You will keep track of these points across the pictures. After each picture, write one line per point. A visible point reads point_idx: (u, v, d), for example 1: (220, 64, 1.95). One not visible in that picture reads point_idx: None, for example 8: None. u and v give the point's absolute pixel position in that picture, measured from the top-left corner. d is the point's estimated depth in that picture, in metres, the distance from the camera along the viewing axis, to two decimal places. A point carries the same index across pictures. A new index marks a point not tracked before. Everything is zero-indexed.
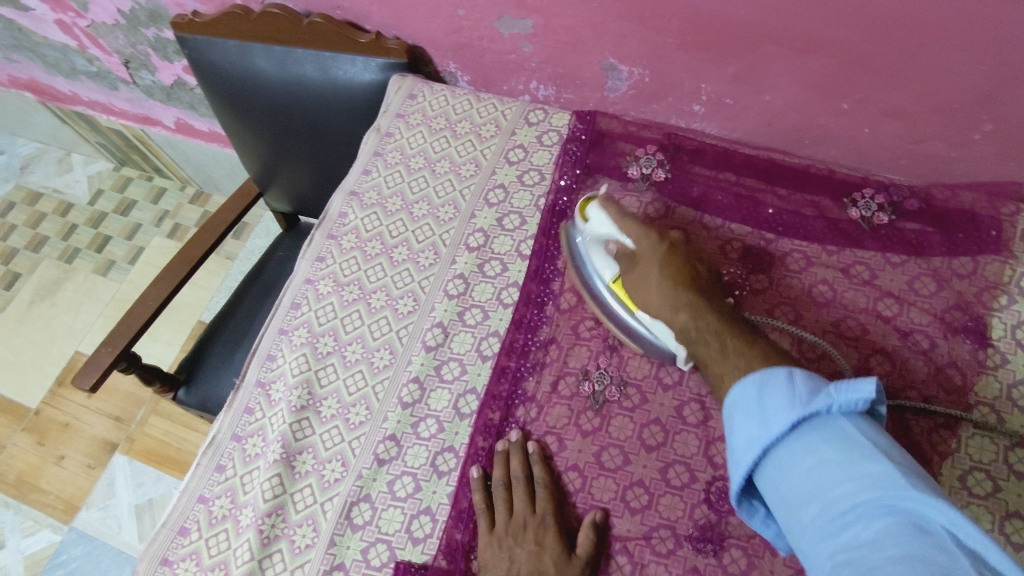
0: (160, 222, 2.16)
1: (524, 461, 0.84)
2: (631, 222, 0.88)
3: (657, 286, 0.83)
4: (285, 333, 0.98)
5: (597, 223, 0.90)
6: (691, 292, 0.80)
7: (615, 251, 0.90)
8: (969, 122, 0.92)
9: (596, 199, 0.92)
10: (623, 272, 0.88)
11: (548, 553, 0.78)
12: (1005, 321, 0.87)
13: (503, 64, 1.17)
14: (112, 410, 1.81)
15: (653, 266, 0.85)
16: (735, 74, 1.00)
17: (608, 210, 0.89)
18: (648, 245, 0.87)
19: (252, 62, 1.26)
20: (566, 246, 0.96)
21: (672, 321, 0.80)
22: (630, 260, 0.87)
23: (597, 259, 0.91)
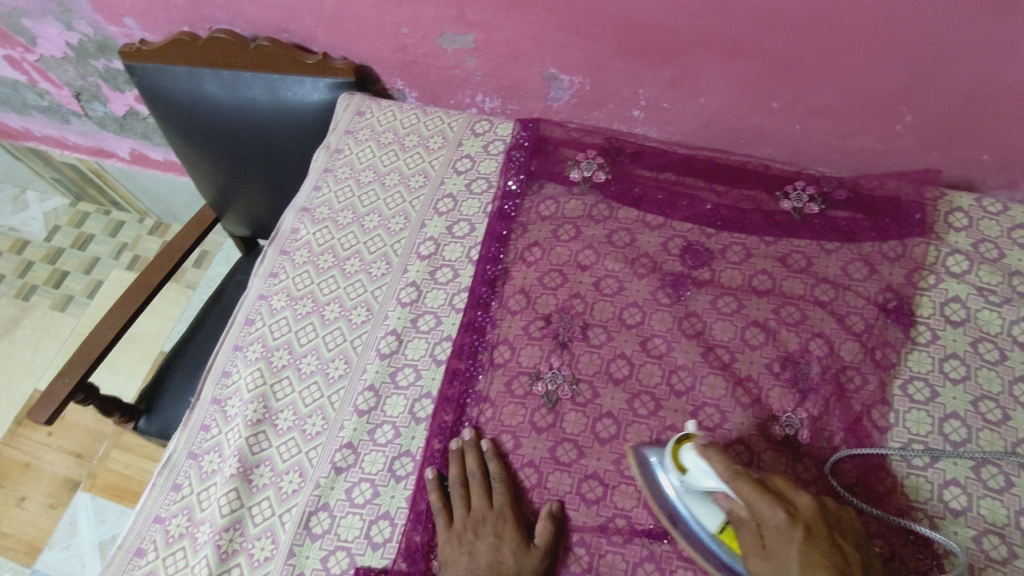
0: (119, 255, 2.14)
1: (479, 458, 0.86)
2: (761, 499, 0.69)
3: (801, 565, 0.65)
4: (240, 349, 0.99)
5: (696, 475, 0.74)
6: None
7: (726, 506, 0.73)
8: (889, 115, 0.97)
9: (693, 445, 0.76)
10: (755, 566, 0.69)
11: (507, 544, 0.80)
12: (934, 299, 0.91)
13: (449, 79, 1.20)
14: (73, 446, 1.77)
15: (800, 574, 0.65)
16: (670, 78, 1.04)
17: (714, 461, 0.73)
18: (778, 530, 0.68)
19: (202, 87, 1.27)
20: (636, 467, 0.82)
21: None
22: (756, 538, 0.69)
23: (691, 500, 0.76)
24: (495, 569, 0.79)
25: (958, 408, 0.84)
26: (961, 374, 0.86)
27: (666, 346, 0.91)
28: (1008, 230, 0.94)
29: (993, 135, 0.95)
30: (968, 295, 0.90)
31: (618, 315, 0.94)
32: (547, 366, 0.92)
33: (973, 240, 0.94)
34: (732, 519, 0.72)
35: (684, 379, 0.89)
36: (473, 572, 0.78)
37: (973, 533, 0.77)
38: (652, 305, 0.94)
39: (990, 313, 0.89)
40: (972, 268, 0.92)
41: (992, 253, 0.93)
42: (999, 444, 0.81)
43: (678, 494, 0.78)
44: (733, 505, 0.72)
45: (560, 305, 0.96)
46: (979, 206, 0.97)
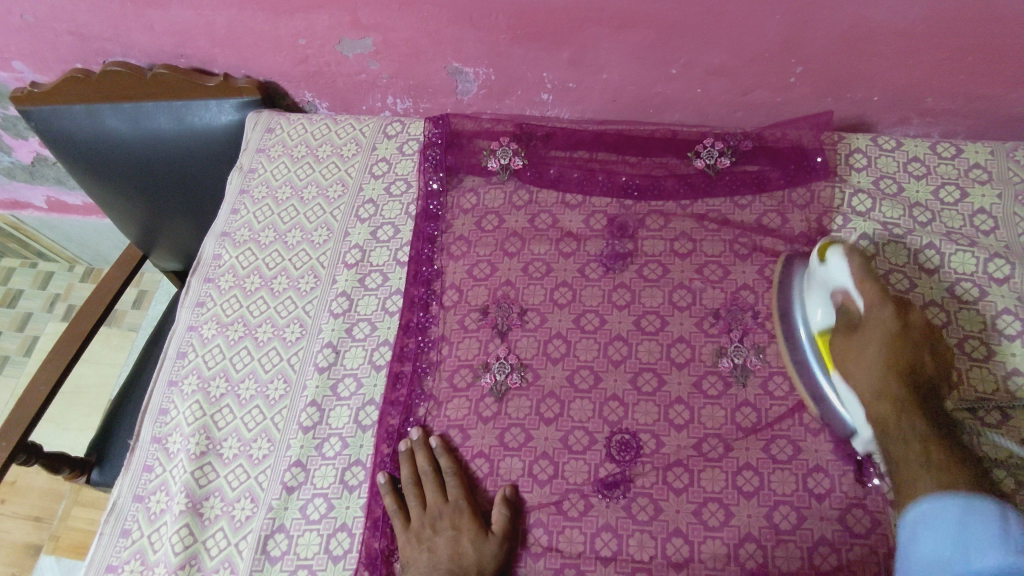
0: (52, 307, 2.07)
1: (429, 455, 0.87)
2: (870, 282, 0.80)
3: (872, 344, 0.79)
4: (175, 384, 0.97)
5: (835, 269, 0.83)
6: (917, 365, 0.77)
7: (840, 301, 0.83)
8: (781, 68, 1.00)
9: (837, 245, 0.84)
10: (839, 341, 0.82)
11: (466, 534, 0.81)
12: (845, 239, 0.95)
13: (356, 85, 1.19)
14: (30, 510, 1.71)
15: (879, 394, 0.77)
16: (570, 58, 1.05)
17: (852, 260, 0.81)
18: (874, 310, 0.79)
19: (104, 123, 1.23)
20: (780, 275, 0.92)
21: (867, 317, 0.80)
22: (848, 327, 0.82)
23: (811, 300, 0.87)
24: (456, 560, 0.80)
25: None
26: None
27: (599, 319, 0.93)
28: (903, 164, 0.99)
29: (878, 75, 0.99)
30: (874, 231, 0.94)
31: (550, 297, 0.96)
32: (494, 357, 0.92)
33: (872, 178, 0.99)
34: (837, 322, 0.84)
35: (620, 350, 0.91)
36: (434, 567, 0.79)
37: None
38: (582, 282, 0.96)
39: (897, 245, 0.93)
40: (875, 205, 0.96)
41: (891, 188, 0.98)
42: None
43: (805, 311, 0.88)
44: (848, 303, 0.82)
45: (493, 294, 0.96)
46: (875, 145, 1.01)
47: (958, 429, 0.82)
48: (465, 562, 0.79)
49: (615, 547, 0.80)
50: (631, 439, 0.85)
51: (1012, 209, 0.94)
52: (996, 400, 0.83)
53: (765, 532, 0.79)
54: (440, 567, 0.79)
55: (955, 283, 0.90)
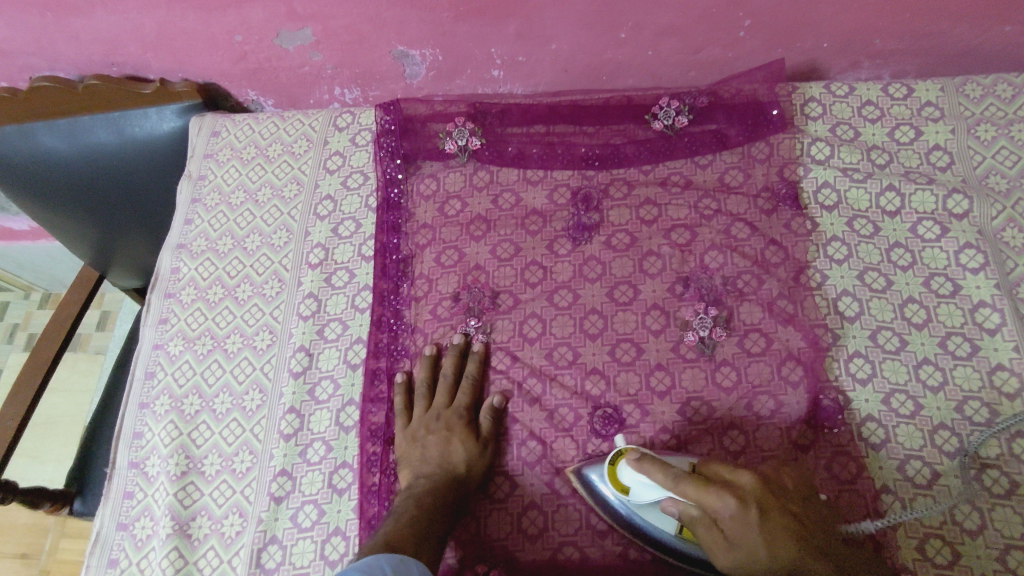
0: (11, 338, 2.00)
1: (454, 359, 0.90)
2: (702, 493, 0.68)
3: (764, 542, 0.67)
4: (147, 406, 0.94)
5: (641, 490, 0.75)
6: (794, 528, 0.68)
7: (676, 513, 0.73)
8: (729, 22, 0.99)
9: (629, 460, 0.75)
10: (722, 558, 0.69)
11: (457, 436, 0.84)
12: (807, 189, 0.95)
13: (300, 78, 1.15)
14: (16, 548, 1.66)
15: (725, 504, 0.67)
16: (517, 31, 1.03)
17: (653, 475, 0.72)
18: (736, 519, 0.67)
19: (40, 143, 1.17)
20: (584, 490, 0.81)
21: (727, 524, 0.68)
22: (699, 519, 0.70)
23: (648, 518, 0.76)
24: (446, 458, 0.82)
25: (848, 285, 0.89)
26: (844, 254, 0.91)
27: (572, 295, 0.92)
28: (858, 109, 0.99)
29: (826, 21, 0.99)
30: (835, 178, 0.95)
31: (521, 277, 0.94)
32: (463, 326, 0.92)
33: (829, 126, 0.99)
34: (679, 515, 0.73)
35: (596, 323, 0.90)
36: (425, 462, 0.83)
37: (883, 397, 0.82)
38: (552, 259, 0.95)
39: (858, 190, 0.94)
40: (834, 152, 0.96)
41: (848, 134, 0.98)
42: (890, 309, 0.87)
43: (618, 499, 0.78)
44: (682, 506, 0.72)
45: (464, 281, 0.95)
46: (829, 92, 1.01)
47: (931, 365, 0.83)
48: (453, 460, 0.82)
49: (610, 518, 0.81)
50: (616, 410, 0.85)
51: (965, 143, 0.95)
52: (965, 332, 0.84)
53: None
54: (429, 462, 0.83)
55: (917, 223, 0.91)
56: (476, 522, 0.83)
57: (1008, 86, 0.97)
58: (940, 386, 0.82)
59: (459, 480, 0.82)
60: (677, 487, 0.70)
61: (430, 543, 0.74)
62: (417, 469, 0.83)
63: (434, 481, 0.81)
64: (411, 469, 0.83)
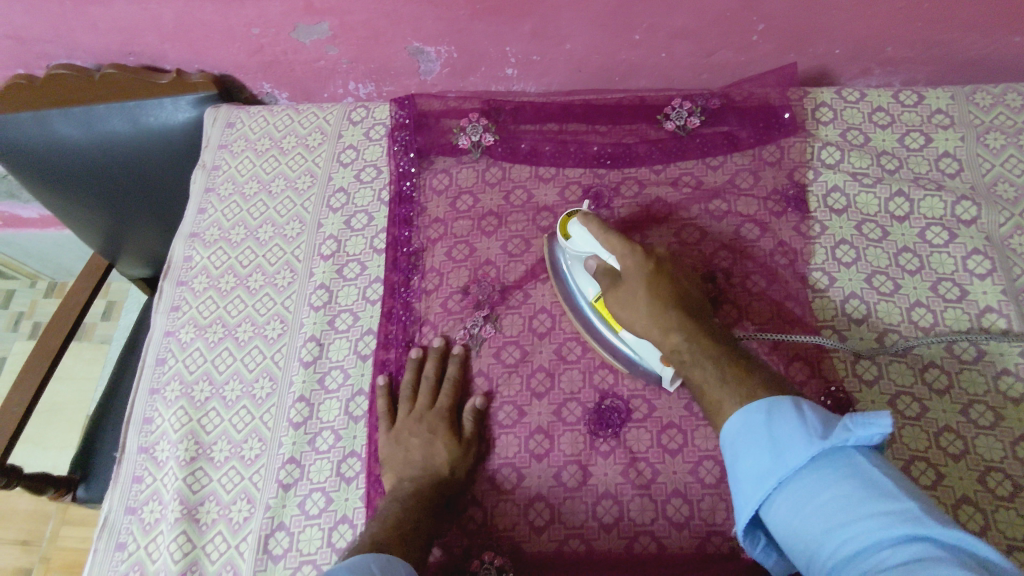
0: (17, 326, 2.00)
1: (436, 363, 0.90)
2: (620, 241, 0.81)
3: (649, 295, 0.78)
4: (157, 392, 0.95)
5: (579, 241, 0.85)
6: (676, 297, 0.79)
7: (596, 269, 0.83)
8: (743, 26, 1.00)
9: (576, 216, 0.86)
10: (614, 307, 0.80)
11: (441, 438, 0.84)
12: (817, 193, 0.96)
13: (316, 72, 1.16)
14: (16, 534, 1.67)
15: (626, 250, 0.81)
16: (532, 30, 1.04)
17: (591, 226, 0.83)
18: (633, 264, 0.80)
19: (55, 130, 1.18)
20: (551, 266, 0.91)
21: (626, 274, 0.80)
22: (613, 281, 0.81)
23: (579, 277, 0.87)
24: (429, 460, 0.83)
25: (855, 288, 0.89)
26: (852, 257, 0.91)
27: None
28: (869, 114, 1.00)
29: (839, 27, 1.00)
30: (845, 182, 0.96)
31: (531, 272, 0.95)
32: (469, 317, 0.93)
33: (840, 131, 1.00)
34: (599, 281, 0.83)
35: None
36: (409, 464, 0.83)
37: (888, 398, 0.83)
38: None
39: (867, 195, 0.95)
40: (844, 156, 0.97)
41: (859, 139, 0.99)
42: (897, 312, 0.88)
43: (570, 274, 0.89)
44: (604, 264, 0.83)
45: (474, 275, 0.96)
46: (840, 98, 1.02)
47: (937, 368, 0.84)
48: (436, 462, 0.83)
49: (615, 512, 0.81)
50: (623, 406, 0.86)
51: (975, 151, 0.96)
52: (971, 337, 0.85)
53: None
54: (413, 464, 0.83)
55: (926, 228, 0.92)
56: (483, 513, 0.84)
57: (1018, 96, 0.98)
58: (945, 389, 0.83)
59: (443, 481, 0.82)
60: (608, 247, 0.82)
61: (417, 542, 0.73)
62: (401, 471, 0.83)
63: (420, 482, 0.81)
64: (394, 470, 0.83)
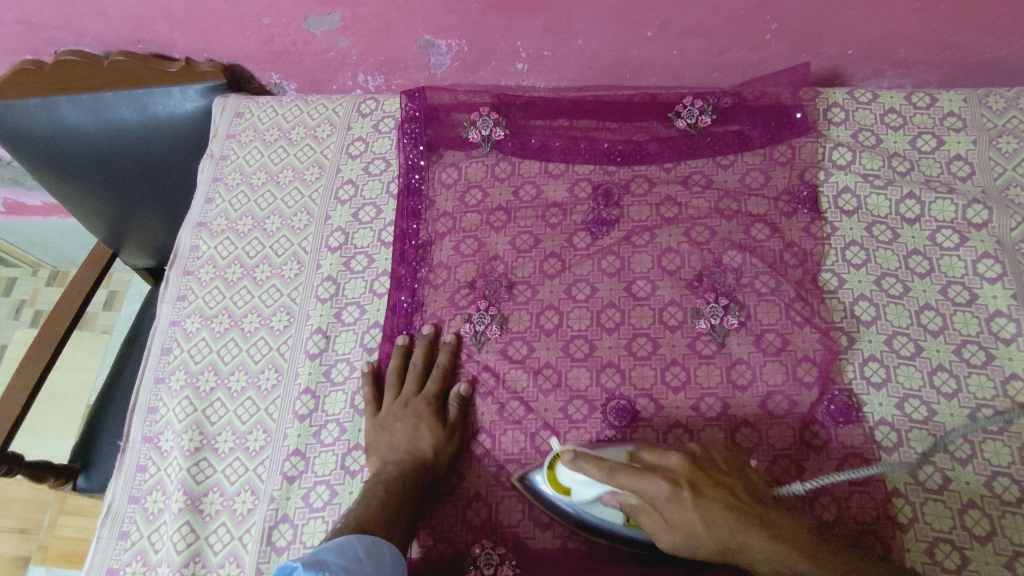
0: (18, 313, 2.00)
1: (424, 350, 0.90)
2: (640, 478, 0.71)
3: (700, 519, 0.70)
4: (162, 381, 0.95)
5: (581, 489, 0.75)
6: (723, 500, 0.71)
7: (618, 503, 0.75)
8: (757, 24, 1.00)
9: (561, 458, 0.76)
10: (661, 536, 0.73)
11: (425, 423, 0.85)
12: (828, 193, 0.95)
13: (325, 63, 1.16)
14: (15, 522, 1.67)
15: (654, 488, 0.71)
16: (544, 25, 1.03)
17: (590, 472, 0.73)
18: (667, 502, 0.70)
19: (63, 117, 1.18)
20: (528, 493, 0.81)
21: (664, 508, 0.71)
22: (653, 509, 0.72)
23: (595, 509, 0.77)
24: (414, 445, 0.83)
25: (865, 290, 0.89)
26: (862, 259, 0.91)
27: (590, 288, 0.93)
28: (881, 116, 1.00)
29: (853, 27, 0.99)
30: (856, 183, 0.95)
31: (539, 269, 0.95)
32: (474, 309, 0.93)
33: (851, 132, 0.99)
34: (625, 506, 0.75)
35: (613, 317, 0.91)
36: (393, 450, 0.83)
37: (896, 401, 0.83)
38: (571, 252, 0.96)
39: (878, 197, 0.94)
40: (855, 158, 0.97)
41: (870, 140, 0.99)
42: (906, 314, 0.87)
43: (564, 498, 0.78)
44: (624, 498, 0.74)
45: (482, 270, 0.95)
46: (852, 99, 1.01)
47: (945, 372, 0.84)
48: (420, 447, 0.83)
49: None
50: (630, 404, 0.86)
51: (986, 155, 0.96)
52: (980, 341, 0.85)
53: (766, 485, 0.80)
54: (397, 448, 0.83)
55: (936, 231, 0.91)
56: (488, 508, 0.83)
57: None
58: (953, 393, 0.83)
59: (426, 465, 0.83)
60: (624, 486, 0.72)
61: (396, 528, 0.75)
62: (384, 455, 0.83)
63: (402, 466, 0.81)
64: (379, 456, 0.83)
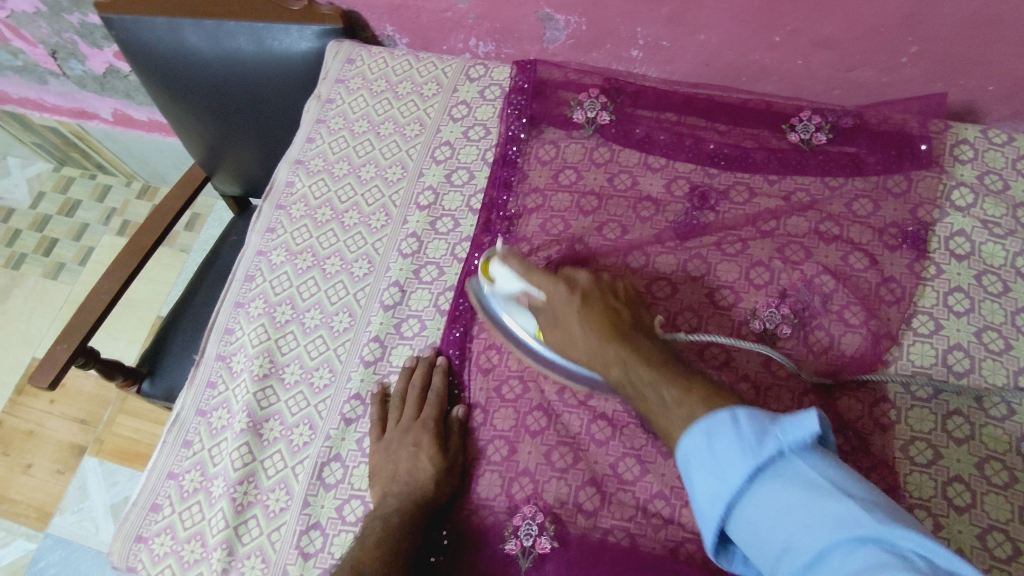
0: (108, 220, 2.11)
1: (424, 373, 0.88)
2: (540, 278, 0.82)
3: (587, 341, 0.77)
4: (242, 306, 0.98)
5: (504, 281, 0.84)
6: (611, 317, 0.77)
7: (529, 305, 0.84)
8: (895, 45, 0.95)
9: (496, 257, 0.86)
10: (554, 341, 0.81)
11: (426, 451, 0.82)
12: (940, 234, 0.90)
13: (441, 23, 1.16)
14: (77, 412, 1.77)
15: (552, 289, 0.81)
16: (669, 14, 1.01)
17: (512, 265, 0.84)
18: (563, 300, 0.80)
19: (185, 39, 1.22)
20: (478, 306, 0.91)
21: (552, 306, 0.81)
22: (545, 319, 0.81)
23: (515, 315, 0.87)
24: (414, 475, 0.81)
25: (962, 340, 0.84)
26: (965, 307, 0.86)
27: (670, 288, 0.91)
28: (1012, 161, 0.94)
29: (1000, 62, 0.93)
30: (973, 228, 0.90)
31: (621, 260, 0.93)
32: None
33: (978, 172, 0.93)
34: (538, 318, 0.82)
35: (689, 320, 0.89)
36: (394, 480, 0.81)
37: (976, 461, 0.78)
38: (656, 249, 0.94)
39: (995, 245, 0.89)
40: (977, 201, 0.91)
41: (997, 184, 0.93)
42: (1003, 373, 0.82)
43: (504, 314, 0.88)
44: (529, 297, 0.83)
45: (563, 251, 0.95)
46: (985, 138, 0.95)
47: None
48: (421, 477, 0.81)
49: (666, 518, 0.79)
50: None
51: None
52: None
53: None
54: (398, 479, 0.81)
55: None
56: (533, 485, 0.83)
57: None
58: None
59: (428, 495, 0.80)
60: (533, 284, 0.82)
61: (399, 564, 0.74)
62: (387, 486, 0.81)
63: (405, 498, 0.79)
64: (380, 485, 0.81)
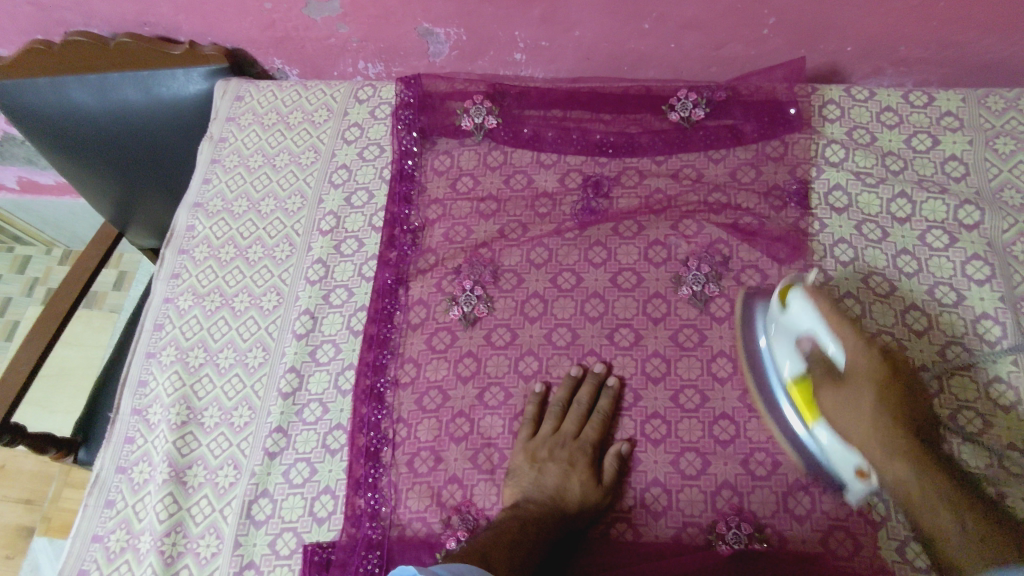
0: (31, 291, 2.04)
1: (590, 390, 0.86)
2: (839, 327, 0.75)
3: (874, 407, 0.73)
4: (153, 356, 0.97)
5: (798, 316, 0.77)
6: (908, 407, 0.73)
7: (810, 350, 0.77)
8: (754, 19, 0.99)
9: (798, 285, 0.79)
10: (828, 394, 0.75)
11: (578, 473, 0.81)
12: (819, 190, 0.95)
13: (326, 49, 1.17)
14: (20, 493, 1.71)
15: (862, 349, 0.74)
16: (541, 15, 1.04)
17: (819, 304, 0.76)
18: (864, 364, 0.74)
19: (69, 96, 1.19)
20: (743, 352, 0.84)
21: (855, 363, 0.75)
22: (832, 374, 0.75)
23: (777, 350, 0.80)
24: (562, 492, 0.80)
25: (851, 288, 0.88)
26: (850, 257, 0.90)
27: (575, 278, 0.93)
28: (876, 114, 0.99)
29: (851, 24, 0.98)
30: (848, 181, 0.95)
31: (527, 257, 0.95)
32: (460, 290, 0.93)
33: (846, 129, 0.99)
34: (813, 367, 0.77)
35: (597, 306, 0.91)
36: (540, 488, 0.80)
37: None
38: (558, 242, 0.96)
39: (870, 195, 0.93)
40: (849, 155, 0.96)
41: (865, 138, 0.98)
42: (892, 313, 0.86)
43: (768, 349, 0.82)
44: (821, 351, 0.76)
45: (469, 256, 0.96)
46: (849, 96, 1.00)
47: (927, 373, 0.82)
48: (568, 497, 0.80)
49: None
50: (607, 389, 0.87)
51: (982, 156, 0.94)
52: (965, 342, 0.84)
53: (740, 478, 0.80)
54: (543, 488, 0.80)
55: (927, 231, 0.90)
56: (461, 489, 0.83)
57: None
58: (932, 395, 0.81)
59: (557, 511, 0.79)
60: (835, 331, 0.75)
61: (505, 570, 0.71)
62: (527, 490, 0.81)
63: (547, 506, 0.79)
64: (521, 488, 0.81)
